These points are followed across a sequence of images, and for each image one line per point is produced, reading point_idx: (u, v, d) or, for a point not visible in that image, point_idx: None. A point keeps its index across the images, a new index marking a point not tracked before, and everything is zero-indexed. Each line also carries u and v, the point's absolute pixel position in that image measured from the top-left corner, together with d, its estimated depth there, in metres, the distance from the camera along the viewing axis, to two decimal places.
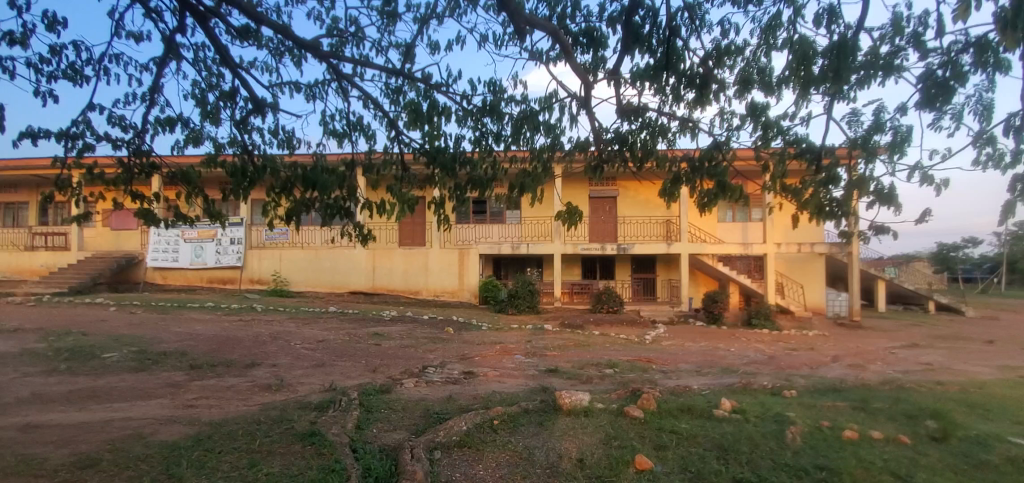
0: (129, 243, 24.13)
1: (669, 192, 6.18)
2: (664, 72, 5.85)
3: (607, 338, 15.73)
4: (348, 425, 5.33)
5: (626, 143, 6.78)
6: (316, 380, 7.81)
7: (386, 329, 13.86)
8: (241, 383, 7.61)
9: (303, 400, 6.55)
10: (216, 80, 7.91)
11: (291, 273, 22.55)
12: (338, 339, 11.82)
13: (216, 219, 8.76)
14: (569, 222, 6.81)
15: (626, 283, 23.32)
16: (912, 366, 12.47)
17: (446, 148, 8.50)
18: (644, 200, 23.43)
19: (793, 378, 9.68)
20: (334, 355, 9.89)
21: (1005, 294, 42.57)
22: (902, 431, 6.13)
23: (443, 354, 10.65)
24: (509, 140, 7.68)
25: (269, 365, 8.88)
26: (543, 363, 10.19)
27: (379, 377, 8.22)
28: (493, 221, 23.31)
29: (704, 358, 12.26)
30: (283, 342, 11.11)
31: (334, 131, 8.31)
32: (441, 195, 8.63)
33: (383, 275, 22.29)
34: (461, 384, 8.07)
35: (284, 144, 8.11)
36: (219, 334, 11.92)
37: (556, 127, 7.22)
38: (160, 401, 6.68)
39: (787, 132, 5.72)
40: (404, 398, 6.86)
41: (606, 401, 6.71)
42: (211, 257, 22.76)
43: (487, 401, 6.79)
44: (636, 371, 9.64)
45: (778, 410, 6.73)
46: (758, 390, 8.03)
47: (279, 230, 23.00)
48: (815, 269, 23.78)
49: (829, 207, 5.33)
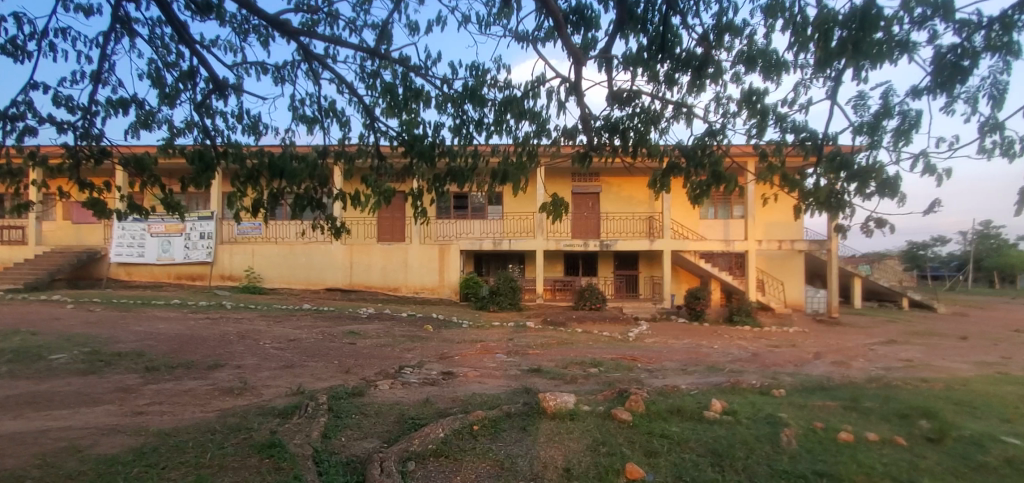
0: (91, 237, 23.04)
1: (660, 183, 6.01)
2: (658, 55, 5.51)
3: (589, 336, 15.45)
4: (313, 434, 4.87)
5: (617, 130, 6.42)
6: (283, 382, 7.30)
7: (363, 327, 13.34)
8: (200, 387, 7.08)
9: (266, 405, 6.05)
10: (175, 58, 7.34)
11: (264, 268, 21.73)
12: (311, 338, 11.26)
13: (174, 211, 8.13)
14: (556, 215, 6.47)
15: (609, 280, 23.11)
16: (894, 362, 12.46)
17: (426, 136, 8.14)
18: (627, 196, 23.25)
19: (779, 376, 9.51)
20: (305, 355, 9.37)
21: (972, 291, 43.72)
22: (897, 432, 5.91)
23: (421, 353, 10.22)
24: (491, 129, 7.32)
25: (234, 366, 8.32)
26: (525, 362, 9.82)
27: (352, 378, 7.74)
28: (475, 216, 22.84)
29: (688, 356, 12.05)
30: (251, 342, 10.53)
31: (305, 117, 7.84)
32: (420, 186, 8.23)
33: (361, 271, 21.65)
34: (440, 385, 7.64)
35: (250, 130, 7.58)
36: (182, 333, 11.27)
37: (540, 115, 6.89)
38: (107, 409, 6.14)
39: (785, 119, 5.46)
40: (377, 402, 6.42)
41: (593, 403, 6.37)
42: (179, 252, 21.84)
43: (467, 405, 6.38)
44: (621, 371, 9.34)
45: (769, 411, 6.48)
46: (746, 390, 7.79)
47: (252, 223, 22.17)
48: (794, 266, 23.90)
49: (828, 198, 5.24)
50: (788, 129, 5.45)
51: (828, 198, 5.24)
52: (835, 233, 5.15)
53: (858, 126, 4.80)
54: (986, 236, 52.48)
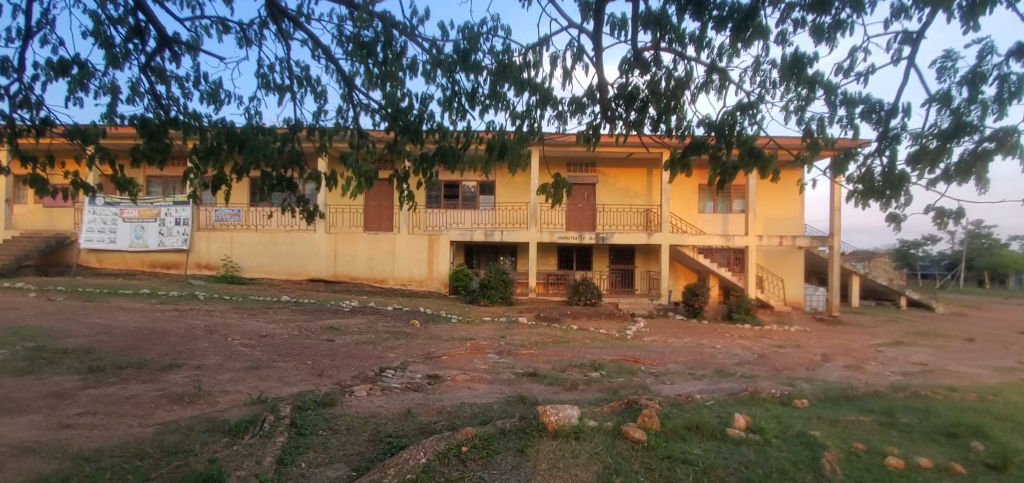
0: (62, 222, 21.74)
1: (678, 163, 5.26)
2: (687, 11, 4.70)
3: (586, 333, 14.65)
4: (265, 460, 4.00)
5: (635, 101, 5.50)
6: (244, 388, 6.36)
7: (344, 322, 12.37)
8: (147, 392, 6.16)
9: (218, 417, 5.15)
10: (124, 13, 6.38)
11: (242, 257, 20.65)
12: (285, 334, 10.31)
13: (127, 190, 7.13)
14: (556, 198, 6.05)
15: (604, 274, 22.32)
16: (908, 367, 11.79)
17: (413, 109, 7.27)
18: (624, 188, 22.45)
19: (796, 383, 8.76)
20: (275, 355, 8.44)
21: (964, 291, 43.53)
22: (950, 459, 5.18)
23: (405, 353, 9.34)
24: (485, 102, 6.48)
25: (191, 367, 7.35)
26: (520, 364, 8.97)
27: (325, 383, 6.85)
28: (466, 206, 21.95)
29: (693, 358, 11.27)
30: (218, 338, 9.56)
31: (274, 85, 6.97)
32: (406, 168, 7.39)
33: (346, 262, 20.65)
34: (424, 392, 6.79)
35: (208, 98, 6.65)
36: (143, 327, 10.26)
37: (542, 87, 6.02)
38: (29, 420, 5.22)
39: (835, 90, 4.62)
40: (348, 414, 5.49)
41: (601, 418, 5.53)
42: (153, 239, 20.69)
43: (455, 418, 5.50)
44: (625, 375, 8.53)
45: (800, 428, 5.71)
46: (766, 400, 7.01)
47: (230, 210, 21.15)
48: (794, 262, 23.29)
49: (879, 186, 4.49)
50: (838, 104, 4.62)
51: (884, 186, 4.46)
52: (887, 227, 4.40)
53: (937, 97, 3.96)
54: (977, 236, 52.55)
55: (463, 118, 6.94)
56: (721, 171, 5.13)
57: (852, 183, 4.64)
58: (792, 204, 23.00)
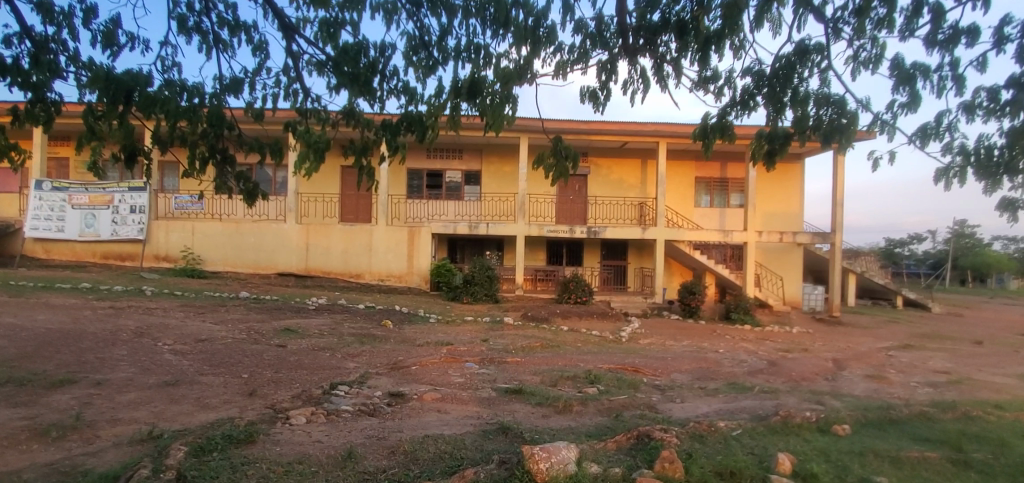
0: (6, 208, 19.82)
1: (703, 135, 4.59)
2: None
3: (577, 335, 13.35)
4: None
5: (665, 29, 4.61)
6: (142, 416, 4.92)
7: (305, 323, 10.91)
8: (10, 422, 4.69)
9: (78, 470, 3.76)
10: None
11: (204, 249, 18.99)
12: (228, 337, 8.80)
13: (6, 157, 5.76)
14: (558, 171, 5.03)
15: (596, 270, 21.05)
16: (932, 376, 10.74)
17: (374, 62, 5.86)
18: (617, 180, 21.17)
19: (824, 399, 7.54)
20: (207, 365, 6.97)
21: (950, 290, 43.42)
22: None
23: (368, 361, 7.95)
24: (461, 51, 5.19)
25: (90, 383, 5.88)
26: (504, 376, 7.64)
27: (255, 406, 5.42)
28: (449, 197, 20.50)
29: (698, 366, 10.04)
30: (145, 343, 8.02)
31: (190, 29, 5.59)
32: (364, 139, 6.20)
33: (318, 255, 19.07)
34: (383, 416, 5.42)
35: (102, 40, 5.30)
36: (59, 328, 8.66)
37: (536, 26, 4.84)
38: None
39: (944, 21, 3.64)
40: (268, 457, 4.07)
41: (607, 461, 4.22)
42: (106, 228, 18.90)
43: (413, 464, 4.11)
44: (627, 391, 7.22)
45: (861, 473, 4.47)
46: (801, 425, 5.78)
47: (191, 197, 19.56)
48: (792, 260, 22.25)
49: (995, 158, 3.67)
50: (944, 40, 3.62)
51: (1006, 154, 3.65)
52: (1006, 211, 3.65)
53: None
54: (961, 235, 52.41)
55: (432, 73, 5.52)
56: (769, 141, 4.17)
57: (955, 155, 3.82)
58: (791, 199, 21.97)
